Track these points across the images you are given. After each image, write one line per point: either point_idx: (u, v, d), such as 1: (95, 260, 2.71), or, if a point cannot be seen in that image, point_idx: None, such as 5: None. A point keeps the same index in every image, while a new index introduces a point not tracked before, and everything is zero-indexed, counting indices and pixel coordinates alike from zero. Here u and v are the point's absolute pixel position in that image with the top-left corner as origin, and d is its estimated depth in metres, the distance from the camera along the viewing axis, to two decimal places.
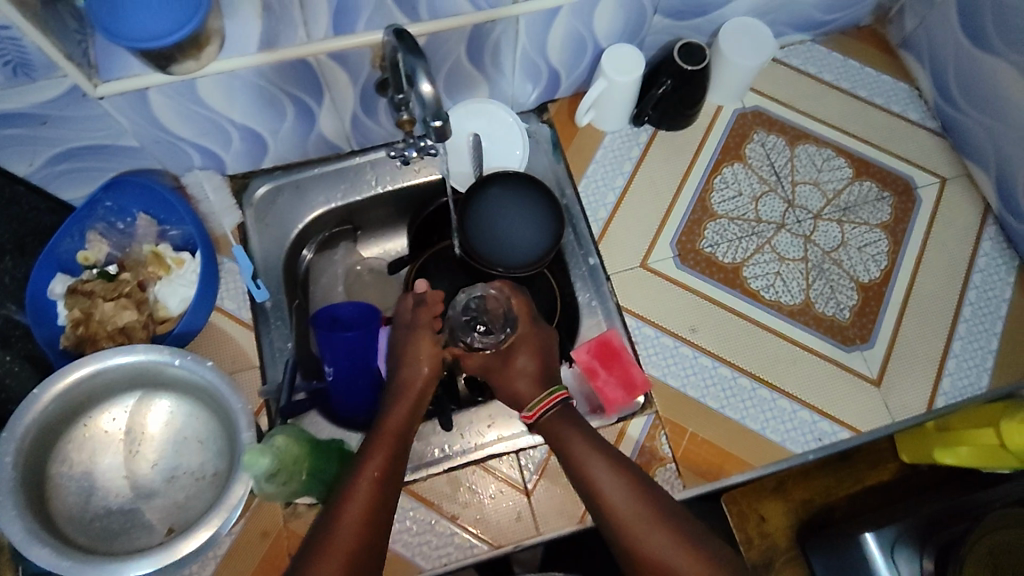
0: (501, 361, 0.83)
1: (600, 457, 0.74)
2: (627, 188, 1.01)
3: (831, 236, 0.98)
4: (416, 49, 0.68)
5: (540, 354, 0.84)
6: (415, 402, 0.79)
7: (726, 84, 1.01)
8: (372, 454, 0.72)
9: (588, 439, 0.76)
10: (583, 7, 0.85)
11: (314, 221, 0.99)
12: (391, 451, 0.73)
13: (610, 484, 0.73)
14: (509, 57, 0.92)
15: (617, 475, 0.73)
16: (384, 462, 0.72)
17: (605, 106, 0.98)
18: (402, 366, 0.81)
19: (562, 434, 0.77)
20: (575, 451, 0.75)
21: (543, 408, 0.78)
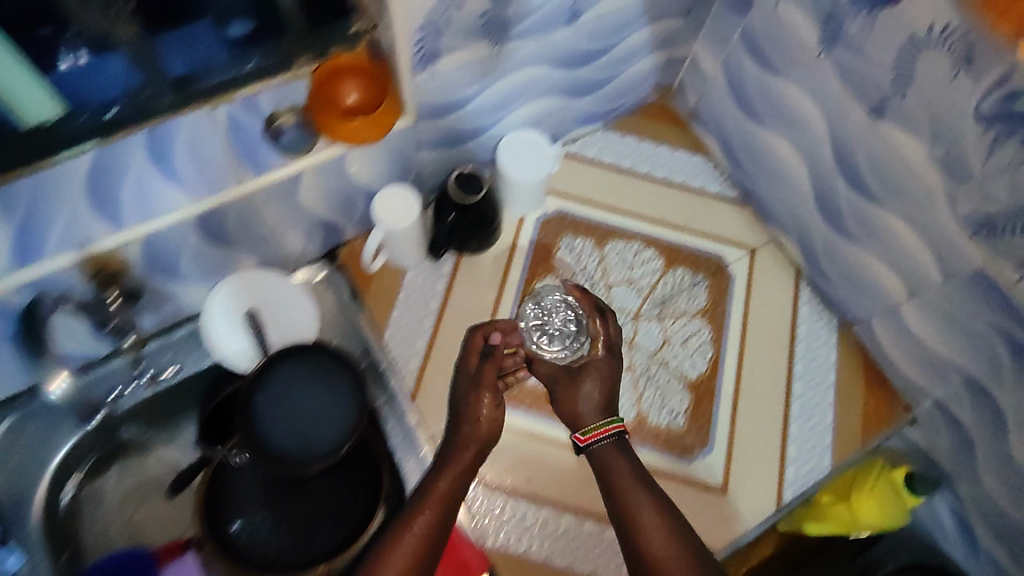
0: (585, 388, 0.79)
1: (639, 490, 0.71)
2: (437, 328, 0.93)
3: (654, 336, 0.95)
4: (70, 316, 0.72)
5: (606, 379, 0.79)
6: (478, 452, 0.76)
7: (520, 198, 0.96)
8: (415, 516, 0.69)
9: (632, 474, 0.73)
10: (329, 168, 0.76)
11: (72, 448, 0.82)
12: (440, 506, 0.70)
13: (646, 518, 0.70)
14: (265, 228, 0.81)
15: (651, 510, 0.70)
16: (432, 520, 0.69)
17: (393, 249, 0.90)
18: (460, 421, 0.77)
19: (611, 457, 0.74)
20: (620, 486, 0.72)
21: (597, 435, 0.76)
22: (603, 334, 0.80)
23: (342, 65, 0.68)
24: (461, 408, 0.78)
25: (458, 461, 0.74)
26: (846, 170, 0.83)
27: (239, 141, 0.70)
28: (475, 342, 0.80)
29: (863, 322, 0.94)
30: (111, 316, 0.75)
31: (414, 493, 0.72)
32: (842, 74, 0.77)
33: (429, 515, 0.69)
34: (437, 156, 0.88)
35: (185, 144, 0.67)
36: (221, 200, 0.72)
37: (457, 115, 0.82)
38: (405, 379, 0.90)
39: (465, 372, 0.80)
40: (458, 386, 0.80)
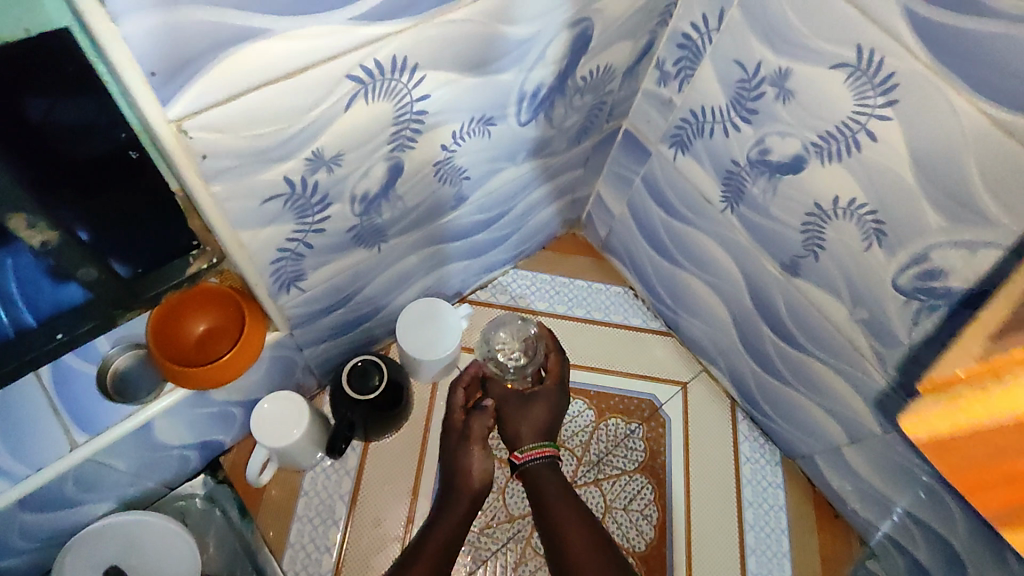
0: (533, 412, 0.79)
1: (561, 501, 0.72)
2: (347, 536, 0.81)
3: (593, 504, 0.87)
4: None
5: (551, 408, 0.80)
6: (460, 515, 0.75)
7: (427, 371, 0.86)
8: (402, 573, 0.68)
9: (564, 493, 0.73)
10: (187, 401, 0.66)
11: None
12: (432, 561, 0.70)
13: (565, 520, 0.70)
14: (120, 472, 0.68)
15: (580, 518, 0.70)
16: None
17: (285, 458, 0.79)
18: (452, 475, 0.78)
19: (540, 477, 0.75)
20: (552, 507, 0.72)
21: (532, 453, 0.76)
22: (549, 369, 0.82)
23: (172, 310, 0.59)
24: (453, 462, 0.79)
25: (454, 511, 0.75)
26: (766, 317, 0.79)
27: (70, 402, 0.59)
28: (458, 398, 0.82)
29: (807, 457, 0.89)
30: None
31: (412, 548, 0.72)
32: (750, 231, 0.73)
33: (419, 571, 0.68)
34: (329, 345, 0.79)
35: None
36: (60, 472, 0.61)
37: (344, 308, 0.73)
38: None
39: (451, 430, 0.81)
40: (446, 442, 0.81)
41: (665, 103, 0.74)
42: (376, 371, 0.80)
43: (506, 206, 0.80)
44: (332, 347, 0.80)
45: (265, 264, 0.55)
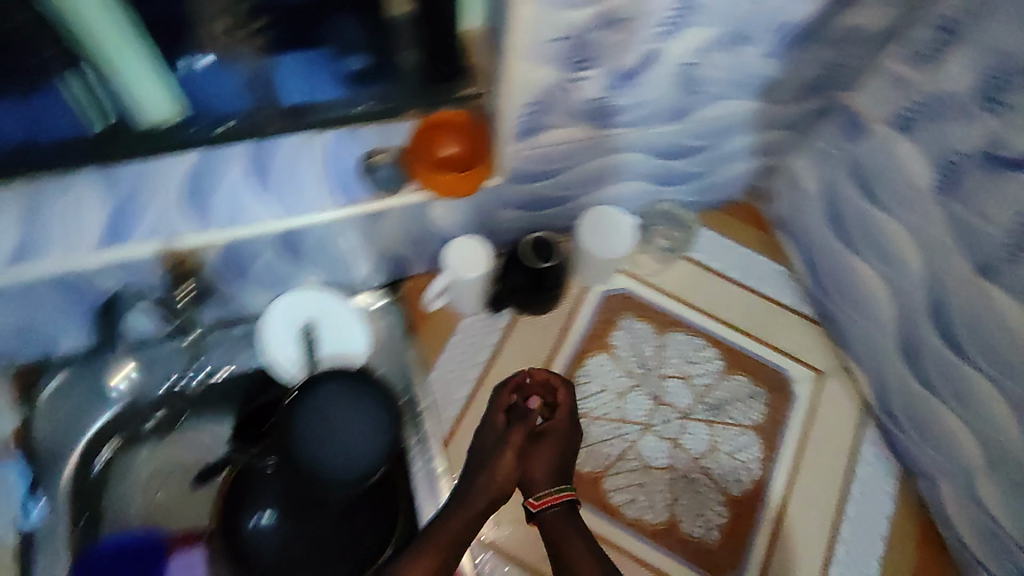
0: (546, 447, 0.83)
1: (575, 538, 0.77)
2: (480, 382, 0.92)
3: (700, 439, 0.90)
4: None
5: (562, 448, 0.84)
6: (473, 513, 0.78)
7: (591, 271, 0.95)
8: (416, 559, 0.75)
9: (581, 537, 0.77)
10: (412, 211, 0.79)
11: (112, 421, 0.84)
12: (443, 551, 0.75)
13: (580, 561, 0.75)
14: (340, 253, 0.83)
15: (589, 551, 0.76)
16: (431, 567, 0.74)
17: (456, 294, 0.91)
18: (480, 473, 0.81)
19: (547, 521, 0.79)
20: (571, 557, 0.76)
21: (547, 501, 0.80)
22: (558, 402, 0.86)
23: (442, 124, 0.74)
24: (484, 470, 0.81)
25: (465, 510, 0.79)
26: (938, 319, 0.79)
27: (334, 171, 0.75)
28: (500, 400, 0.86)
29: (929, 478, 0.87)
30: (180, 313, 0.79)
31: (422, 534, 0.77)
32: (953, 224, 0.73)
33: (436, 554, 0.75)
34: (521, 215, 0.89)
35: (281, 162, 0.74)
36: (310, 225, 0.75)
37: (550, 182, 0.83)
38: (442, 423, 0.90)
39: (490, 427, 0.85)
40: (481, 440, 0.84)
41: (905, 81, 0.76)
42: (552, 248, 0.88)
43: (714, 140, 0.85)
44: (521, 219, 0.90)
45: (521, 104, 0.66)
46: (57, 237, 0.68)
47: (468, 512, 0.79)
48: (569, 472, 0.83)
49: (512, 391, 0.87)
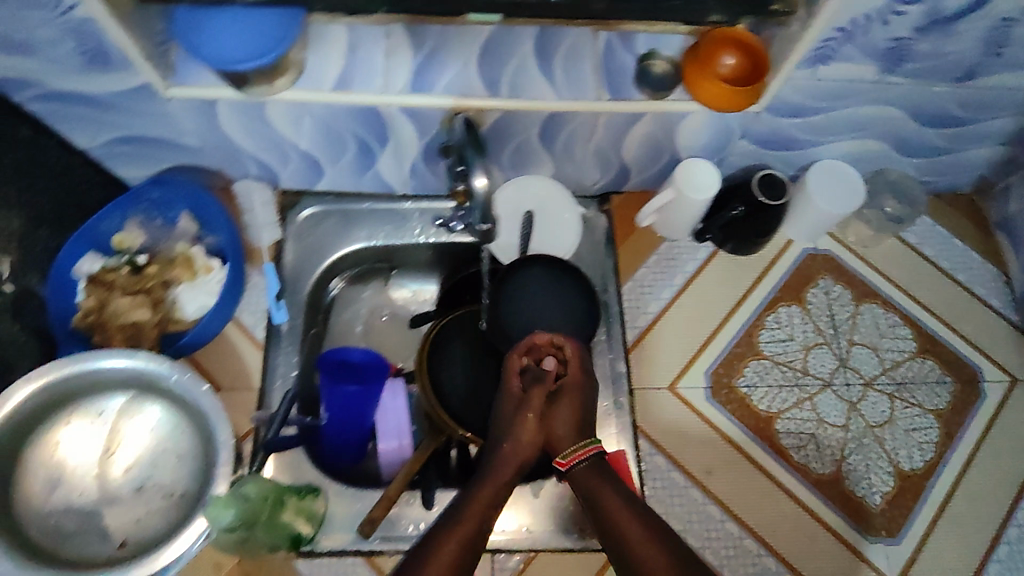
0: (566, 403, 0.77)
1: (616, 502, 0.69)
2: (675, 301, 0.94)
3: (879, 409, 0.91)
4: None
5: (579, 404, 0.78)
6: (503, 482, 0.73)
7: (803, 222, 0.96)
8: (445, 540, 0.66)
9: (625, 499, 0.70)
10: (668, 119, 0.82)
11: (348, 255, 0.97)
12: (481, 514, 0.69)
13: (638, 543, 0.66)
14: (583, 148, 0.88)
15: (640, 526, 0.67)
16: (458, 543, 0.66)
17: (670, 213, 0.93)
18: (504, 441, 0.75)
19: (587, 477, 0.72)
20: (619, 524, 0.68)
21: (574, 457, 0.74)
22: (541, 346, 0.80)
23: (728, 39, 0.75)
24: (506, 437, 0.75)
25: (497, 475, 0.73)
26: None
27: (609, 69, 0.80)
28: (512, 364, 0.79)
29: None
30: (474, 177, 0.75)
31: (454, 506, 0.70)
32: None
33: (464, 529, 0.67)
34: (754, 151, 0.91)
35: (566, 50, 0.79)
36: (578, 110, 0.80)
37: (801, 122, 0.84)
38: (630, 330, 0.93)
39: (507, 396, 0.78)
40: (501, 406, 0.78)
41: None
42: (783, 187, 0.88)
43: (975, 114, 0.84)
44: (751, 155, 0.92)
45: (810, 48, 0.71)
46: (369, 71, 0.77)
47: (498, 480, 0.72)
48: (591, 434, 0.77)
49: (523, 353, 0.80)
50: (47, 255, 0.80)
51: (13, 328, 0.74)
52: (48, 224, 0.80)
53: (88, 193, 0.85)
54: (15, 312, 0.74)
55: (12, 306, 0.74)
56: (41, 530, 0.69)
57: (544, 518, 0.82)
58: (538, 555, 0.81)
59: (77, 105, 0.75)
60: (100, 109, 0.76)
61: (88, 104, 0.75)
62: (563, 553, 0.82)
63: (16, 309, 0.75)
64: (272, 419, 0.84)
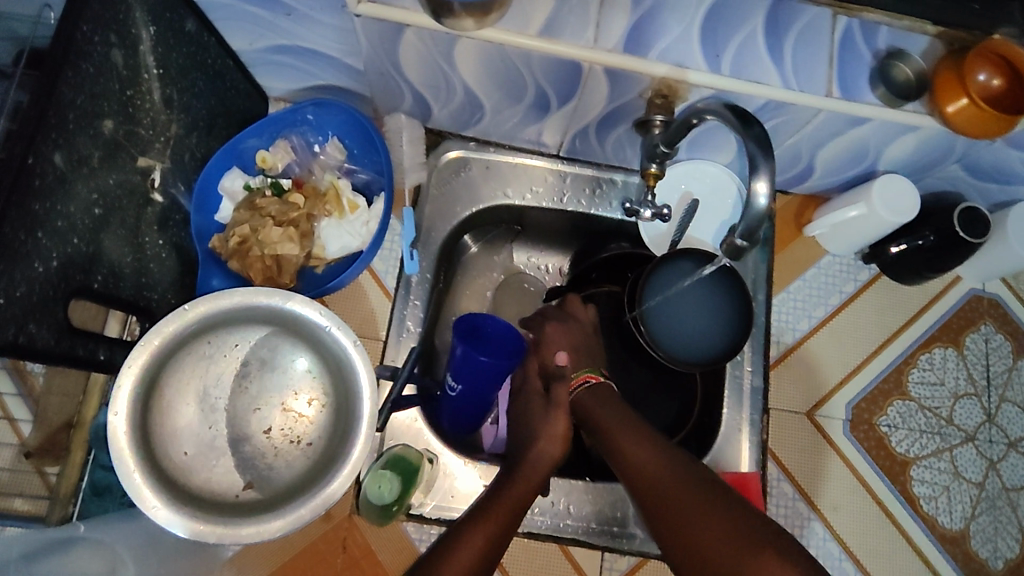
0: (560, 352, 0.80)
1: (648, 453, 0.64)
2: (825, 322, 0.88)
3: (1018, 473, 0.86)
4: (769, 141, 0.50)
5: (575, 338, 0.83)
6: (534, 477, 0.68)
7: (983, 261, 0.88)
8: (471, 531, 0.61)
9: (617, 410, 0.71)
10: (892, 128, 0.73)
11: (486, 210, 0.91)
12: (505, 511, 0.64)
13: (673, 482, 0.60)
14: (777, 141, 0.79)
15: (672, 467, 0.61)
16: (486, 539, 0.60)
17: (846, 228, 0.86)
18: (535, 437, 0.72)
19: (620, 436, 0.67)
20: (617, 446, 0.67)
21: (573, 387, 0.76)
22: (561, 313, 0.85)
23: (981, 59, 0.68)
24: (537, 432, 0.73)
25: (531, 474, 0.69)
26: None
27: (845, 60, 0.70)
28: (529, 365, 0.81)
29: None
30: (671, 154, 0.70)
31: (481, 502, 0.65)
32: None
33: (493, 521, 0.62)
34: (957, 177, 0.82)
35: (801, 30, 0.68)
36: (800, 103, 0.71)
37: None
38: (774, 345, 0.87)
39: (530, 395, 0.78)
40: (524, 407, 0.76)
41: None
42: (985, 225, 0.80)
43: None
44: (949, 181, 0.83)
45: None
46: (581, 20, 0.67)
47: (528, 483, 0.68)
48: (591, 364, 0.80)
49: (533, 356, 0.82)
50: (194, 164, 0.74)
51: (157, 242, 0.69)
52: (198, 130, 0.74)
53: (235, 101, 0.78)
54: (162, 226, 0.70)
55: (159, 219, 0.69)
56: (173, 461, 0.65)
57: None
58: (646, 559, 0.80)
59: (251, 6, 0.67)
60: (275, 13, 0.68)
61: (264, 6, 0.67)
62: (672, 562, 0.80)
63: (162, 223, 0.70)
64: (396, 376, 0.80)
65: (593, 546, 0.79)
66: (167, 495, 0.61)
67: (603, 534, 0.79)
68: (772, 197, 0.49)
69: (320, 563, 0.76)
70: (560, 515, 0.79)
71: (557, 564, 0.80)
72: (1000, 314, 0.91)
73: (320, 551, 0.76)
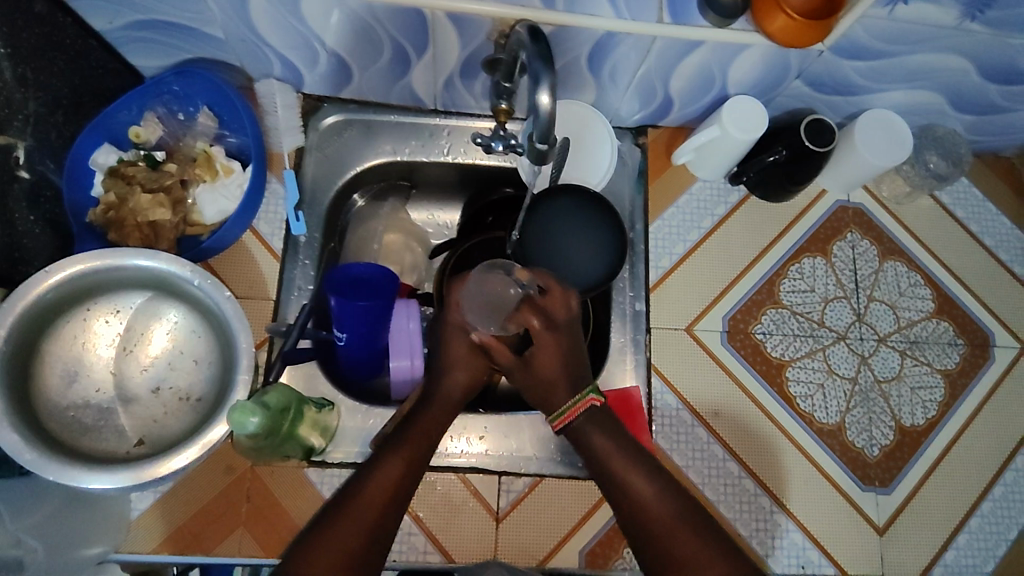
0: (548, 374, 0.72)
1: (647, 476, 0.68)
2: (698, 244, 0.93)
3: (889, 365, 0.91)
4: (551, 58, 0.56)
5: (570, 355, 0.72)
6: (441, 420, 0.74)
7: (841, 172, 0.93)
8: (386, 460, 0.68)
9: (617, 440, 0.70)
10: (725, 50, 0.77)
11: (371, 168, 0.94)
12: (416, 447, 0.70)
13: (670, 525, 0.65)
14: (628, 74, 0.83)
15: (665, 498, 0.67)
16: (403, 471, 0.67)
17: (709, 151, 0.90)
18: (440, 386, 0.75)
19: (616, 451, 0.69)
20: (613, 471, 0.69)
21: (577, 412, 0.70)
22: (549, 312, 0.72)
23: None
24: (450, 365, 0.75)
25: (440, 398, 0.74)
26: None
27: None
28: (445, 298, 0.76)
29: None
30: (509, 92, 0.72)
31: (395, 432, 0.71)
32: None
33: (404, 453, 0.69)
34: (803, 93, 0.87)
35: None
36: (633, 32, 0.74)
37: (862, 63, 0.80)
38: (653, 270, 0.92)
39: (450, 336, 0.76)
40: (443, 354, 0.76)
41: None
42: (830, 134, 0.85)
43: None
44: (800, 98, 0.88)
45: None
46: None
47: (432, 410, 0.73)
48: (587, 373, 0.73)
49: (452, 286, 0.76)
50: (62, 143, 0.77)
51: (27, 218, 0.72)
52: (64, 109, 0.76)
53: (103, 80, 0.81)
54: (31, 202, 0.72)
55: (27, 196, 0.72)
56: (61, 422, 0.69)
57: (549, 445, 0.85)
58: (541, 479, 0.84)
59: None
60: None
61: None
62: (567, 479, 0.84)
63: (32, 199, 0.73)
64: (289, 330, 0.82)
65: (490, 472, 0.84)
66: (42, 447, 0.63)
67: (498, 457, 0.84)
68: (555, 111, 0.55)
69: (225, 512, 0.79)
70: (459, 445, 0.84)
71: (456, 494, 0.83)
72: (863, 221, 0.96)
73: (225, 499, 0.79)
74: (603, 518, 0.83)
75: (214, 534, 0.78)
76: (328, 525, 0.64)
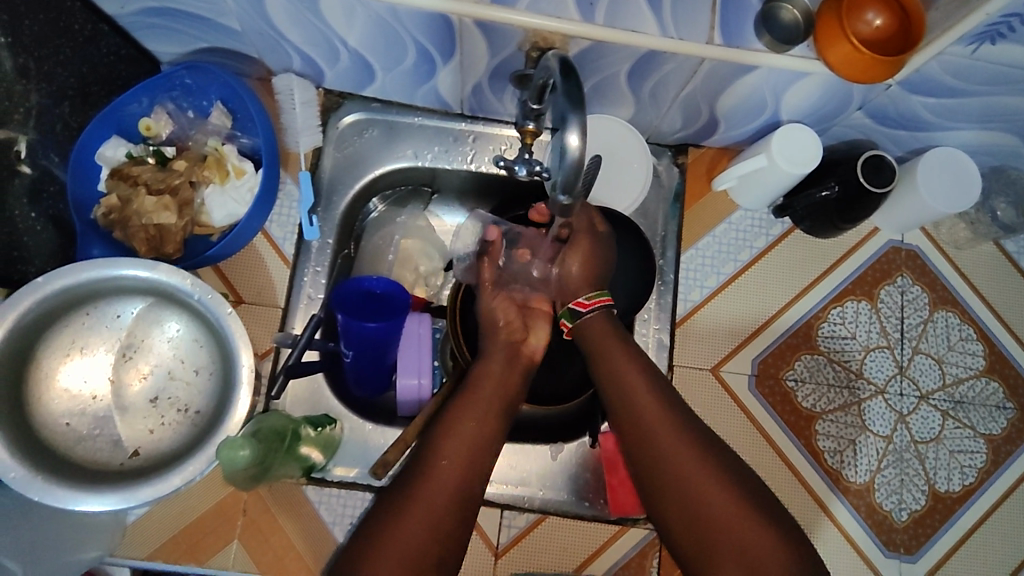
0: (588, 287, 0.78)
1: (677, 441, 0.63)
2: (734, 279, 0.87)
3: (929, 425, 0.85)
4: (581, 94, 0.53)
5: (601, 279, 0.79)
6: (499, 392, 0.69)
7: (898, 211, 0.85)
8: (467, 410, 0.66)
9: (634, 360, 0.69)
10: (782, 78, 0.69)
11: (391, 172, 0.89)
12: (488, 422, 0.66)
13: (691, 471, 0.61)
14: (669, 94, 0.76)
15: (688, 451, 0.63)
16: (477, 433, 0.65)
17: (753, 181, 0.83)
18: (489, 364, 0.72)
19: (641, 410, 0.66)
20: (627, 385, 0.67)
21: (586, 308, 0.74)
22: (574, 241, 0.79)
23: None
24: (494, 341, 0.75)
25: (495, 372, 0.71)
26: None
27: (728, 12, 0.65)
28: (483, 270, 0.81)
29: None
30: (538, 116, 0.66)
31: (465, 388, 0.69)
32: None
33: (461, 439, 0.64)
34: (865, 125, 0.79)
35: None
36: (679, 52, 0.67)
37: (935, 100, 0.71)
38: (681, 303, 0.86)
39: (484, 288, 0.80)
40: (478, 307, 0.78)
41: None
42: (890, 173, 0.77)
43: None
44: (860, 129, 0.80)
45: (980, 25, 0.59)
46: None
47: (494, 376, 0.70)
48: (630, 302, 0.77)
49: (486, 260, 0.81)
50: (68, 135, 0.74)
51: (28, 216, 0.69)
52: (70, 99, 0.73)
53: (114, 68, 0.77)
54: (32, 199, 0.69)
55: (27, 193, 0.69)
56: (54, 431, 0.67)
57: (558, 483, 0.82)
58: (545, 517, 0.81)
59: None
60: None
61: None
62: (572, 517, 0.81)
63: (32, 195, 0.70)
64: (296, 343, 0.78)
65: (493, 505, 0.80)
66: (31, 464, 0.62)
67: (503, 491, 0.81)
68: (584, 152, 0.52)
69: (220, 524, 0.77)
70: None
71: None
72: (915, 266, 0.89)
73: (222, 512, 0.77)
74: (608, 561, 0.80)
75: (207, 547, 0.77)
76: (406, 483, 0.61)
